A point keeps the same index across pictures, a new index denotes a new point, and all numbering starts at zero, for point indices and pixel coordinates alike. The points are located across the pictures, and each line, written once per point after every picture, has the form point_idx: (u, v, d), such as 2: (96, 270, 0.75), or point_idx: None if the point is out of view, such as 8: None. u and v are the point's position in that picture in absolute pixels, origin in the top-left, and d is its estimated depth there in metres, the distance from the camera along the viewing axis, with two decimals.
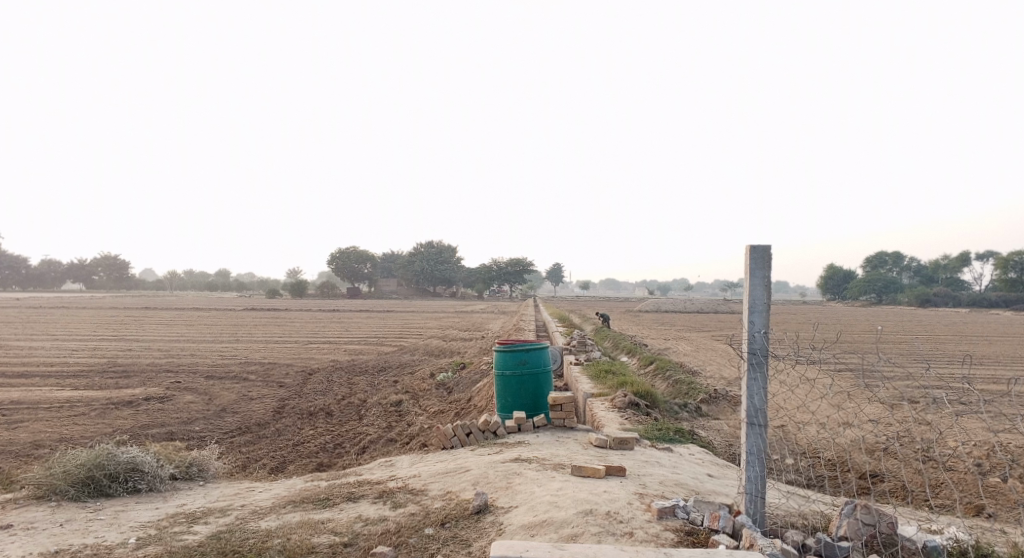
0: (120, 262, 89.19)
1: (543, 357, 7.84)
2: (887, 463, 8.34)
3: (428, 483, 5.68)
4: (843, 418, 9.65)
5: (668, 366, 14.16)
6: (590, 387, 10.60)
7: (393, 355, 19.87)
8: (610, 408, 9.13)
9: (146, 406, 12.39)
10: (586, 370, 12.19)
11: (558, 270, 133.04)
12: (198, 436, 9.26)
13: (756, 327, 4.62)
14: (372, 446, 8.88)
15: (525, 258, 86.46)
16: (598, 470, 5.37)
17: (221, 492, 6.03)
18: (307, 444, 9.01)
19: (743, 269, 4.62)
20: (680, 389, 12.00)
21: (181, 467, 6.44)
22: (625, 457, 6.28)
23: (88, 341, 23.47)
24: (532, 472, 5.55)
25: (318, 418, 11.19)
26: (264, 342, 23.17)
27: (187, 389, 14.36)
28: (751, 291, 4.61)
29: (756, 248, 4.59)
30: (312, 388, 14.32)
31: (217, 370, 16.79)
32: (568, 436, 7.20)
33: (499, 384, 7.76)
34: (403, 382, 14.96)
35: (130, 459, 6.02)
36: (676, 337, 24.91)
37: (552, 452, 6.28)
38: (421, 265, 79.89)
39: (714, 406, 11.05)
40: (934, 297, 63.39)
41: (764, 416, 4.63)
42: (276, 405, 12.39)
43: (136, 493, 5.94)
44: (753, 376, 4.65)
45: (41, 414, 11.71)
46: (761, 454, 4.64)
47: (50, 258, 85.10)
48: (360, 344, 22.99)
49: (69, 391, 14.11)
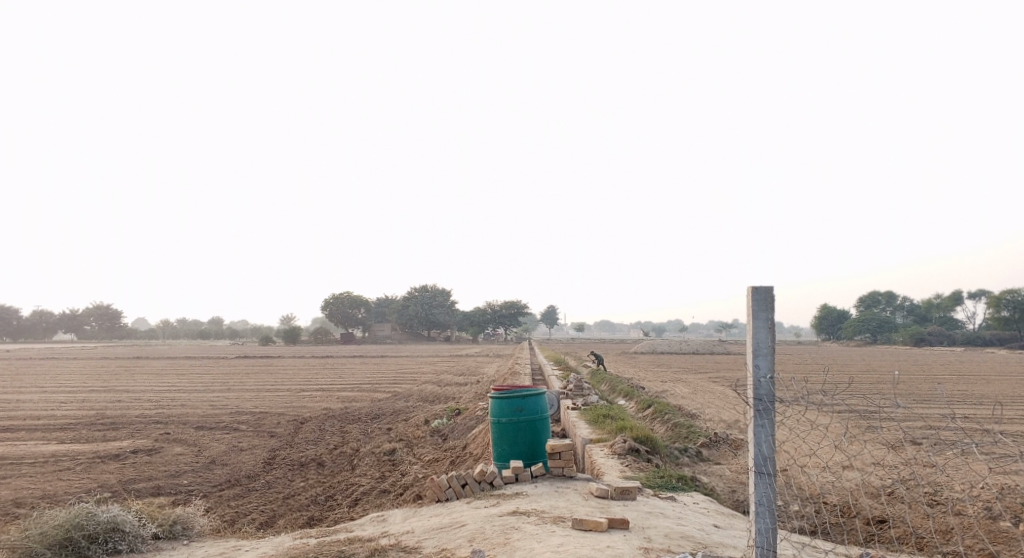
0: (112, 311, 88.59)
1: (541, 403, 7.64)
2: (894, 508, 8.13)
3: (422, 539, 5.43)
4: (847, 461, 9.44)
5: (666, 409, 13.95)
6: (587, 433, 10.37)
7: (387, 402, 19.55)
8: (610, 454, 8.89)
9: (133, 460, 12.05)
10: (583, 415, 11.96)
11: (553, 313, 132.73)
12: (186, 490, 8.95)
13: (761, 371, 4.48)
14: (365, 498, 8.60)
15: (519, 302, 86.35)
16: (600, 523, 5.15)
17: (205, 551, 5.76)
18: (297, 497, 8.72)
19: (746, 312, 4.51)
20: (679, 433, 11.78)
21: (163, 526, 6.15)
22: (627, 508, 6.04)
23: (77, 392, 23.04)
24: (531, 526, 5.31)
25: (309, 468, 10.89)
26: (256, 391, 22.81)
27: (176, 441, 13.99)
28: (755, 334, 4.48)
29: (758, 290, 4.49)
30: (304, 437, 14.01)
31: (207, 420, 16.44)
32: (567, 486, 6.96)
33: (495, 431, 7.55)
34: (397, 430, 14.67)
35: (111, 519, 5.74)
36: (674, 379, 24.59)
37: (552, 504, 6.05)
38: (415, 310, 79.57)
39: (714, 450, 10.83)
40: (929, 336, 63.48)
41: (773, 465, 4.45)
42: (267, 456, 12.08)
43: (115, 554, 5.64)
44: (760, 423, 4.49)
45: (23, 470, 11.34)
46: (771, 504, 4.45)
47: (41, 309, 84.57)
48: (353, 391, 22.65)
49: (54, 444, 13.73)
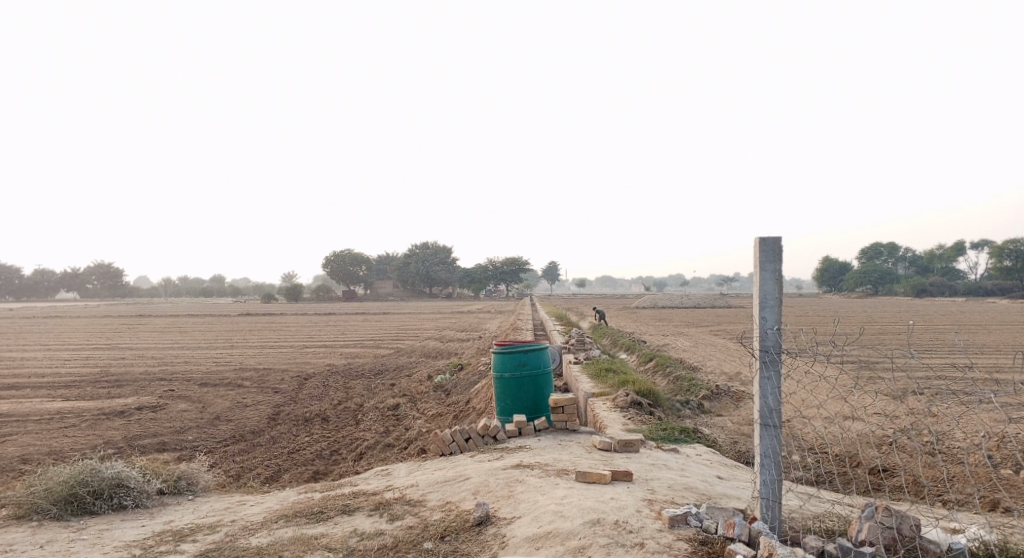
0: (113, 269, 88.64)
1: (543, 358, 7.61)
2: (895, 458, 8.16)
3: (426, 493, 5.44)
4: (848, 412, 9.47)
5: (668, 363, 13.98)
6: (590, 387, 10.39)
7: (390, 358, 19.62)
8: (612, 408, 8.90)
9: (139, 416, 12.12)
10: (585, 369, 11.97)
11: (554, 269, 132.73)
12: (191, 446, 9.00)
13: (767, 324, 4.40)
14: (369, 453, 8.65)
15: (520, 257, 86.26)
16: (604, 476, 5.15)
17: (210, 506, 5.78)
18: (302, 452, 8.77)
19: (752, 263, 4.40)
20: (681, 385, 11.81)
21: (168, 482, 6.16)
22: (630, 460, 6.05)
23: (81, 350, 23.13)
24: (535, 479, 5.31)
25: (313, 424, 10.96)
26: (259, 347, 22.90)
27: (180, 397, 14.07)
28: (761, 286, 4.39)
29: (766, 240, 4.37)
30: (308, 393, 14.09)
31: (211, 377, 16.53)
32: (570, 439, 6.96)
33: (497, 386, 7.54)
34: (400, 385, 14.74)
35: (115, 475, 5.75)
36: (675, 333, 24.65)
37: (556, 457, 6.05)
38: (416, 267, 79.50)
39: (716, 402, 10.86)
40: (931, 287, 63.49)
41: (779, 417, 4.42)
42: (272, 412, 12.15)
43: (121, 510, 5.65)
44: (766, 375, 4.43)
45: (30, 427, 11.42)
46: (776, 456, 4.42)
47: (43, 269, 84.63)
48: (356, 347, 22.73)
49: (60, 402, 13.81)
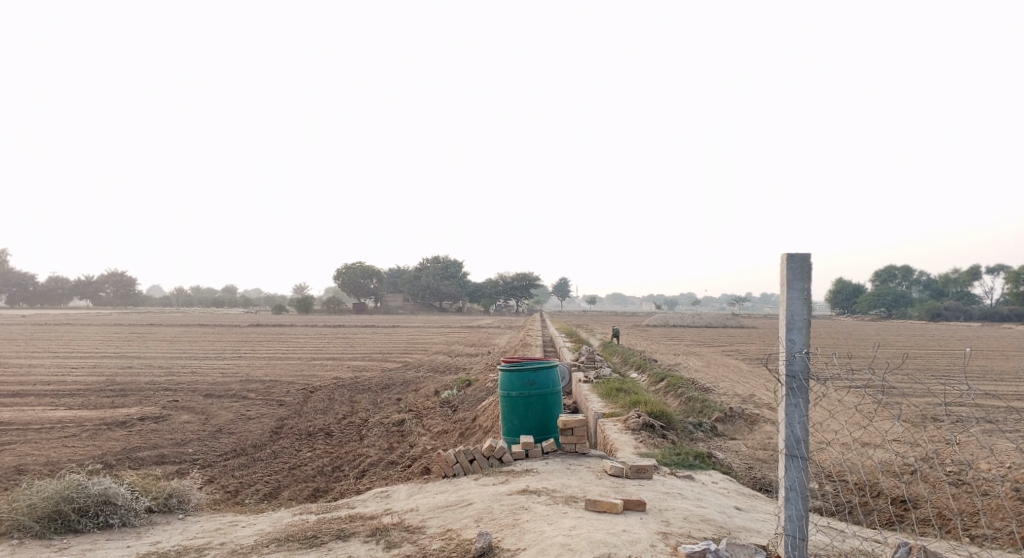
0: (126, 278, 89.15)
1: (552, 377, 7.31)
2: (918, 488, 7.80)
3: (427, 518, 5.14)
4: (867, 439, 9.12)
5: (679, 382, 13.64)
6: (600, 406, 10.07)
7: (397, 371, 19.37)
8: (623, 429, 8.58)
9: (140, 427, 11.90)
10: (595, 388, 11.65)
11: (564, 286, 132.41)
12: (189, 459, 8.74)
13: (795, 346, 4.11)
14: (372, 470, 8.37)
15: (531, 273, 86.03)
16: (616, 505, 4.83)
17: (200, 527, 5.50)
18: (303, 467, 8.49)
19: (780, 281, 4.11)
20: (693, 407, 11.48)
21: (158, 499, 5.89)
22: (643, 487, 5.72)
23: (89, 358, 23.01)
24: (542, 506, 5.00)
25: (317, 438, 10.68)
26: (267, 359, 22.70)
27: (183, 408, 13.84)
28: (789, 306, 4.09)
29: (794, 257, 4.08)
30: (312, 406, 13.84)
31: (216, 388, 16.29)
32: (580, 463, 6.63)
33: (504, 405, 7.23)
34: (406, 400, 14.46)
35: (102, 491, 5.48)
36: (687, 353, 24.30)
37: (564, 483, 5.73)
38: (426, 281, 79.47)
39: (729, 424, 10.52)
40: (945, 311, 62.63)
41: (806, 448, 4.10)
42: (275, 425, 11.91)
43: (107, 528, 5.38)
44: (794, 402, 4.12)
45: (28, 436, 11.21)
46: (803, 489, 4.11)
47: (57, 276, 85.22)
48: (364, 360, 22.52)
49: (62, 410, 13.63)
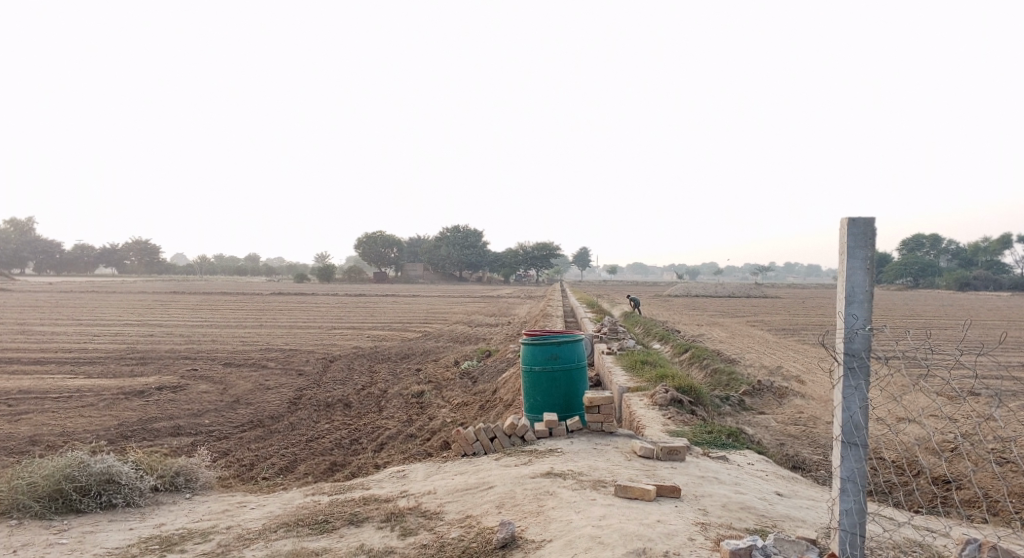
0: (151, 246, 90.40)
1: (577, 351, 6.91)
2: (961, 465, 7.29)
3: (444, 502, 4.83)
4: (904, 417, 8.63)
5: (705, 354, 13.21)
6: (625, 380, 9.69)
7: (417, 341, 19.14)
8: (650, 405, 8.17)
9: (158, 397, 11.76)
10: (619, 360, 11.25)
11: (585, 255, 131.46)
12: (206, 431, 8.53)
13: (856, 323, 3.65)
14: (391, 443, 8.08)
15: (551, 243, 85.44)
16: (648, 491, 4.46)
17: (207, 508, 5.24)
18: (321, 440, 8.23)
19: (838, 249, 3.64)
20: (720, 380, 11.06)
21: (164, 478, 5.64)
22: (676, 471, 5.34)
23: (111, 326, 23.08)
24: (569, 492, 4.64)
25: (335, 410, 10.45)
26: (287, 328, 22.60)
27: (202, 378, 13.70)
28: (849, 278, 3.62)
29: (856, 222, 3.61)
30: (332, 377, 13.64)
31: (236, 358, 16.12)
32: (607, 443, 6.25)
33: (527, 381, 6.88)
34: (426, 370, 14.22)
35: (104, 470, 5.23)
36: (711, 324, 23.77)
37: (591, 465, 5.36)
38: (446, 250, 79.27)
39: (758, 398, 10.08)
40: (974, 281, 60.88)
41: (866, 434, 3.67)
42: (294, 396, 11.71)
43: (110, 509, 5.15)
44: (853, 384, 3.67)
45: (47, 405, 11.13)
46: (860, 479, 3.70)
47: (83, 244, 86.23)
48: (384, 329, 22.34)
49: (81, 379, 13.56)
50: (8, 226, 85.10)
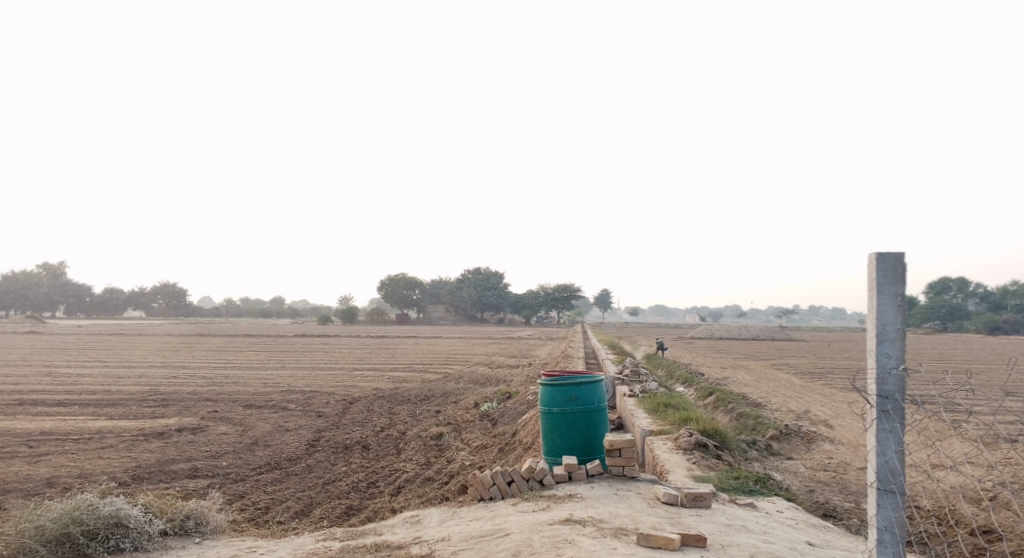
0: (179, 289, 91.96)
1: (597, 392, 6.74)
2: (1004, 515, 6.91)
3: (459, 549, 4.65)
4: (941, 464, 8.26)
5: (729, 397, 12.87)
6: (647, 423, 9.44)
7: (437, 383, 18.99)
8: (673, 449, 7.92)
9: (177, 438, 11.72)
10: (642, 403, 11.00)
11: (606, 297, 131.02)
12: (222, 473, 8.42)
13: (889, 362, 3.48)
14: (408, 487, 7.90)
15: (572, 284, 85.39)
16: (672, 540, 4.25)
17: (215, 554, 5.11)
18: (338, 483, 8.08)
19: (868, 285, 3.50)
20: (746, 423, 10.72)
21: (174, 521, 5.53)
22: (701, 519, 5.10)
23: (136, 367, 23.28)
24: (588, 540, 4.44)
25: (352, 452, 10.30)
26: (308, 369, 22.59)
27: (222, 419, 13.65)
28: (879, 315, 3.46)
29: (885, 257, 3.47)
30: (351, 418, 13.52)
31: (256, 399, 16.08)
32: (629, 489, 6.02)
33: (545, 423, 6.70)
34: (445, 412, 14.04)
35: (114, 513, 5.14)
36: (735, 366, 23.30)
37: (612, 512, 5.15)
38: (467, 292, 79.45)
39: (786, 442, 9.74)
40: (1006, 324, 59.36)
41: (902, 481, 3.46)
42: (312, 437, 11.61)
43: (117, 553, 5.04)
44: (887, 427, 3.47)
45: (66, 446, 11.12)
46: (896, 529, 3.48)
47: (112, 287, 87.97)
48: (404, 370, 22.24)
49: (102, 420, 13.58)
50: (42, 270, 87.29)
